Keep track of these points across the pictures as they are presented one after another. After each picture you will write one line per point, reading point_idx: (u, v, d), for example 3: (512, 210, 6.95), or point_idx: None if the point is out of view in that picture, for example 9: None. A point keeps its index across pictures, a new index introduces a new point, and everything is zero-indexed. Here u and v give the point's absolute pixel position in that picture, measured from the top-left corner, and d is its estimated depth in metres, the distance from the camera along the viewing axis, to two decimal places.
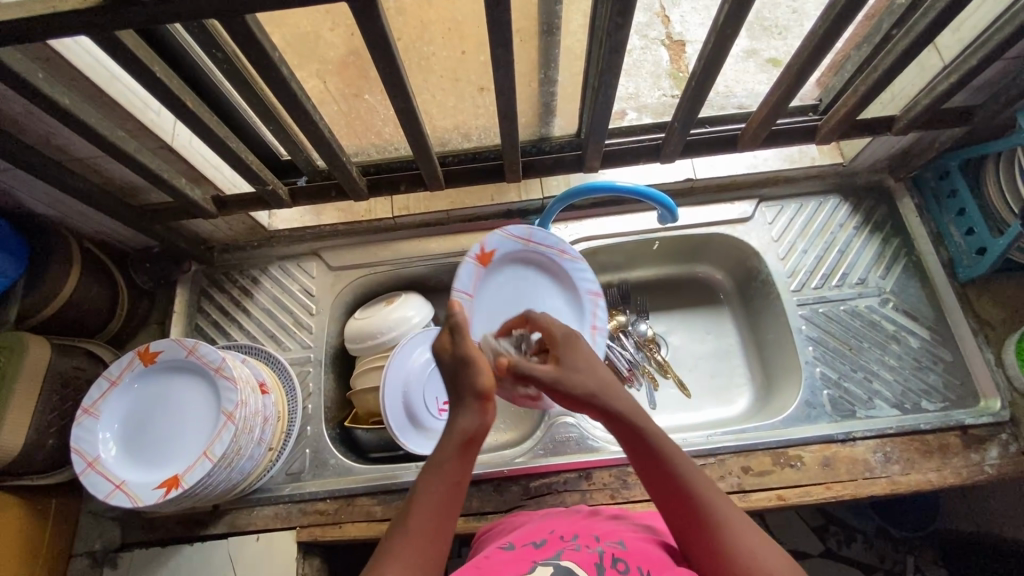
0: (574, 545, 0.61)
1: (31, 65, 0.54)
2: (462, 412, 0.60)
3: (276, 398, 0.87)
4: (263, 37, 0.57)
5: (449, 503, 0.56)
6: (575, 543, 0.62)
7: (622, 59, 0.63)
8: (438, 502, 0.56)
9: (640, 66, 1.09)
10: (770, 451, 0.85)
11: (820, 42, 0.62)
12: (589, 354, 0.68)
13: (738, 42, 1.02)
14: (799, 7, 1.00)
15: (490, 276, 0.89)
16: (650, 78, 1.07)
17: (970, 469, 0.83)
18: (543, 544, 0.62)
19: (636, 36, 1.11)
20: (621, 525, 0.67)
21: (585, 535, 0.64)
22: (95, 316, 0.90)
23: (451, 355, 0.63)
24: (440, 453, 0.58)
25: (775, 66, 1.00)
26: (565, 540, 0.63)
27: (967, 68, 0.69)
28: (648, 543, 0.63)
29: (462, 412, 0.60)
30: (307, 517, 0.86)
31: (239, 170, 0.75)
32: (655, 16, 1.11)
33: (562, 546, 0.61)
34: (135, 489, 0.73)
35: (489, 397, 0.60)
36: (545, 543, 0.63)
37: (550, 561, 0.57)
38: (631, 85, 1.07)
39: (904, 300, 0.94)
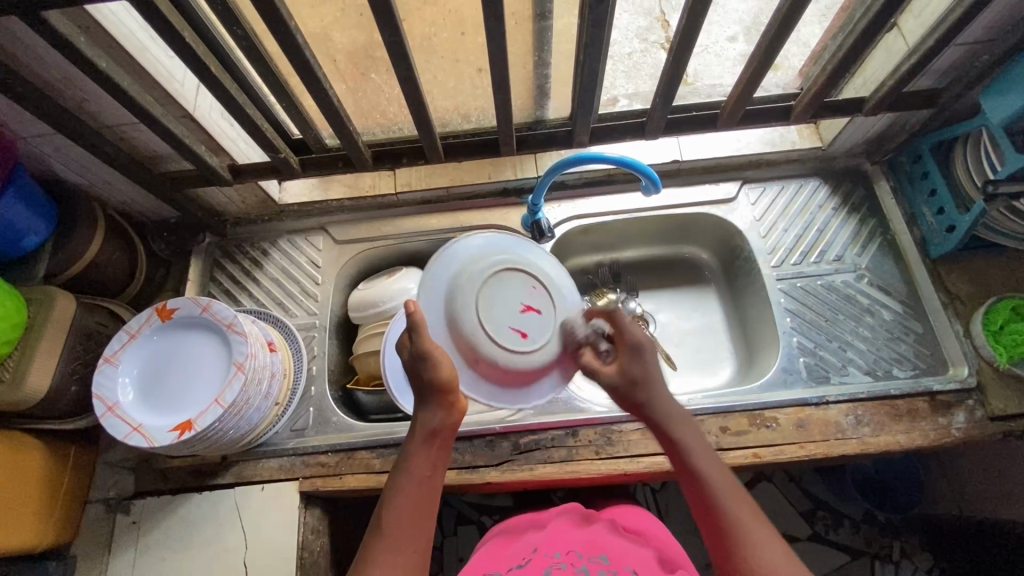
0: (561, 562, 0.74)
1: (75, 30, 0.61)
2: (430, 409, 0.66)
3: (283, 356, 0.92)
4: (283, 8, 0.63)
5: (430, 486, 0.65)
6: (561, 561, 0.74)
7: (604, 33, 0.69)
8: (413, 493, 0.64)
9: (640, 69, 1.15)
10: (747, 412, 0.90)
11: (785, 18, 0.68)
12: (655, 369, 0.71)
13: (737, 46, 1.09)
14: None
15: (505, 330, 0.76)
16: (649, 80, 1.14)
17: (938, 432, 0.87)
18: (534, 563, 0.75)
19: (636, 40, 1.15)
20: (604, 541, 0.79)
21: (567, 551, 0.76)
22: (115, 279, 0.96)
23: (409, 351, 0.65)
24: (413, 445, 0.66)
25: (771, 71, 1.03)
26: (551, 556, 0.75)
27: (926, 48, 0.75)
28: (625, 554, 0.76)
29: (427, 407, 0.67)
30: (310, 469, 0.91)
31: (255, 138, 0.82)
32: (655, 20, 1.15)
33: (551, 564, 0.73)
34: (150, 431, 0.79)
35: (448, 393, 0.65)
36: (535, 562, 0.75)
37: None
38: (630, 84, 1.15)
39: (879, 275, 0.99)
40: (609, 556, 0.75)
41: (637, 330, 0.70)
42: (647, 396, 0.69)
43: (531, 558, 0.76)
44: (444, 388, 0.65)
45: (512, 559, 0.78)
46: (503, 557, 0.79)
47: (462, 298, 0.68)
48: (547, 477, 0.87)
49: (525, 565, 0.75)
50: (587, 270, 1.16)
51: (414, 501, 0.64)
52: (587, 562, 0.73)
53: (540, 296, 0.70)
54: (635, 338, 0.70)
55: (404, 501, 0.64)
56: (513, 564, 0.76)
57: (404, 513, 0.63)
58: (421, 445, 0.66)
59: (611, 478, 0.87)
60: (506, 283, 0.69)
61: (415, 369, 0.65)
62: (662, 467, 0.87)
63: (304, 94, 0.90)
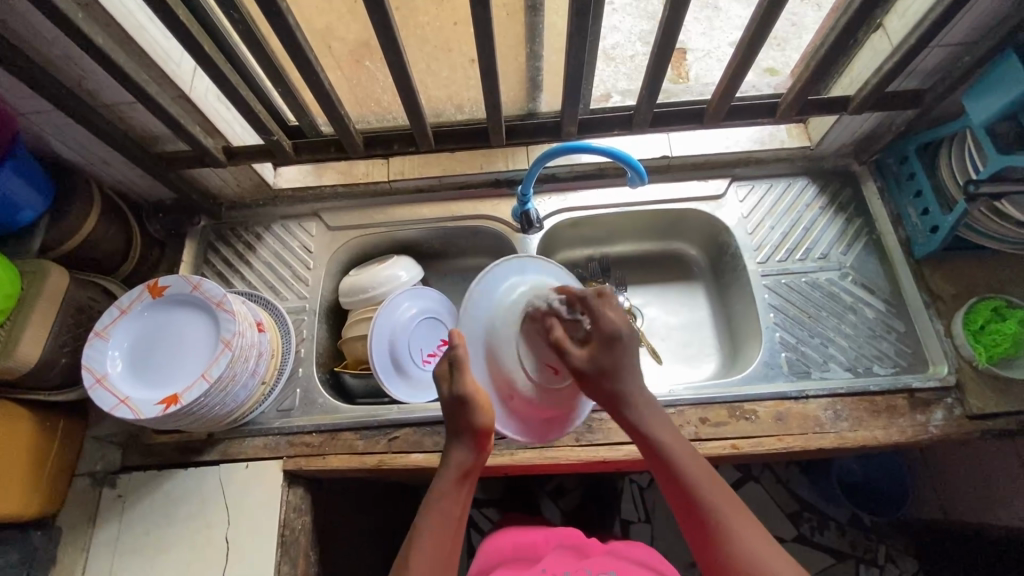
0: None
1: (72, 6, 0.63)
2: (462, 446, 0.69)
3: (271, 337, 0.94)
4: None
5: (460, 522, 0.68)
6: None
7: (589, 22, 0.70)
8: (442, 526, 0.66)
9: (638, 69, 1.17)
10: (727, 404, 0.90)
11: (766, 13, 0.70)
12: (631, 356, 0.70)
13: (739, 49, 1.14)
14: (798, 20, 1.11)
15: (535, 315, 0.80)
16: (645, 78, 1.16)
17: (915, 429, 0.88)
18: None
19: (639, 43, 1.19)
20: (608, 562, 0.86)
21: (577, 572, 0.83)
22: (110, 256, 0.98)
23: (449, 392, 0.70)
24: (442, 483, 0.69)
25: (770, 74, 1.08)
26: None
27: (908, 47, 0.76)
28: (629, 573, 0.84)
29: (458, 446, 0.70)
30: (294, 448, 0.93)
31: (249, 120, 0.84)
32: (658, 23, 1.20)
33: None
34: (137, 404, 0.80)
35: (484, 436, 0.69)
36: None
37: None
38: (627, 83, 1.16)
39: (863, 274, 1.00)
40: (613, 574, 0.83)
41: (615, 317, 0.71)
42: (614, 388, 0.69)
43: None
44: (479, 430, 0.68)
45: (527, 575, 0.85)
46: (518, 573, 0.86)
47: (497, 338, 0.73)
48: (526, 462, 0.88)
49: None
50: (577, 264, 1.17)
51: (447, 532, 0.67)
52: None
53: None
54: (612, 326, 0.70)
55: (437, 535, 0.66)
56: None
57: (436, 544, 0.66)
58: (452, 485, 0.69)
59: (590, 464, 0.88)
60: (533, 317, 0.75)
61: (455, 412, 0.69)
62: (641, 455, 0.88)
63: (300, 79, 0.92)
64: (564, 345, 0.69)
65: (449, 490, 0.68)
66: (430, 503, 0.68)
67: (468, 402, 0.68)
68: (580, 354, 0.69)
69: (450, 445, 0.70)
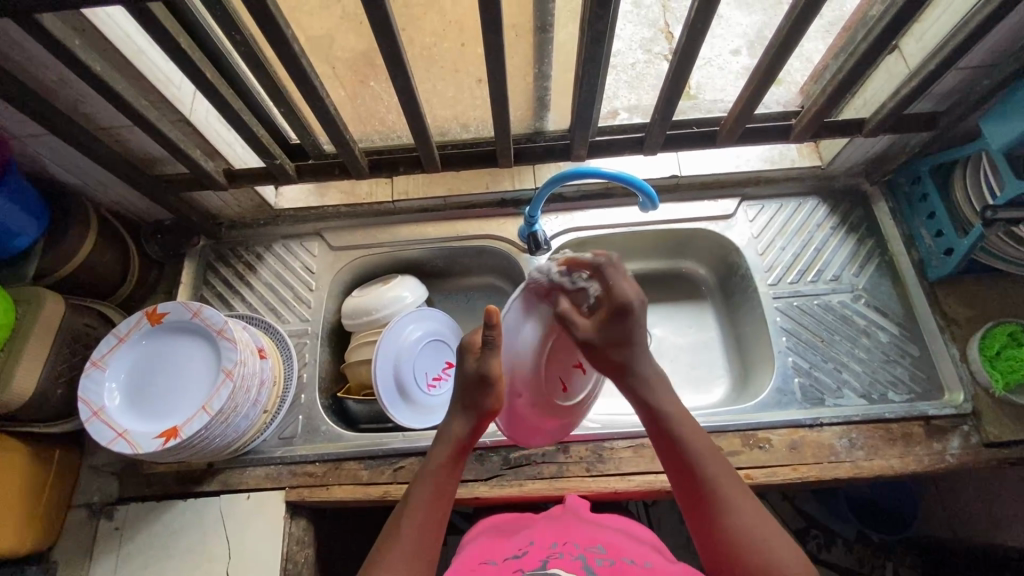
0: (557, 552, 0.69)
1: (68, 33, 0.60)
2: (460, 422, 0.73)
3: (273, 364, 0.91)
4: (279, 16, 0.61)
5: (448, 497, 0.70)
6: (558, 551, 0.69)
7: (604, 50, 0.67)
8: (431, 497, 0.68)
9: (642, 79, 1.15)
10: (740, 433, 0.89)
11: (785, 39, 0.68)
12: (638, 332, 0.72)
13: (741, 59, 1.12)
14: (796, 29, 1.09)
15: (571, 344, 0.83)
16: (651, 90, 1.14)
17: (932, 458, 0.86)
18: (533, 554, 0.69)
19: (640, 51, 1.18)
20: (600, 533, 0.74)
21: (564, 543, 0.71)
22: (108, 279, 0.96)
23: (476, 369, 0.72)
24: (437, 458, 0.71)
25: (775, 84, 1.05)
26: (547, 547, 0.71)
27: (928, 71, 0.74)
28: (621, 545, 0.72)
29: (455, 421, 0.73)
30: (297, 478, 0.90)
31: (250, 144, 0.81)
32: (659, 32, 1.19)
33: (547, 555, 0.68)
34: (135, 437, 0.78)
35: (488, 415, 0.73)
36: (533, 553, 0.70)
37: (538, 569, 0.65)
38: (634, 96, 1.14)
39: (876, 297, 0.99)
40: (605, 549, 0.70)
41: (625, 287, 0.72)
42: (624, 356, 0.72)
43: (530, 550, 0.71)
44: (486, 411, 0.72)
45: (511, 549, 0.73)
46: (500, 547, 0.74)
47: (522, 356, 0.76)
48: (536, 493, 0.86)
49: (523, 556, 0.70)
50: None
51: (437, 511, 0.68)
52: (582, 552, 0.69)
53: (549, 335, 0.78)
54: (623, 298, 0.71)
55: (426, 510, 0.67)
56: (510, 554, 0.71)
57: (421, 518, 0.67)
58: (445, 459, 0.71)
59: (600, 495, 0.86)
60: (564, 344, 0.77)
61: (472, 389, 0.72)
62: (654, 486, 0.86)
63: (302, 100, 0.90)
64: (569, 318, 0.73)
65: (442, 464, 0.70)
66: (426, 478, 0.70)
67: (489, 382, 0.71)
68: (587, 322, 0.72)
69: (450, 417, 0.74)
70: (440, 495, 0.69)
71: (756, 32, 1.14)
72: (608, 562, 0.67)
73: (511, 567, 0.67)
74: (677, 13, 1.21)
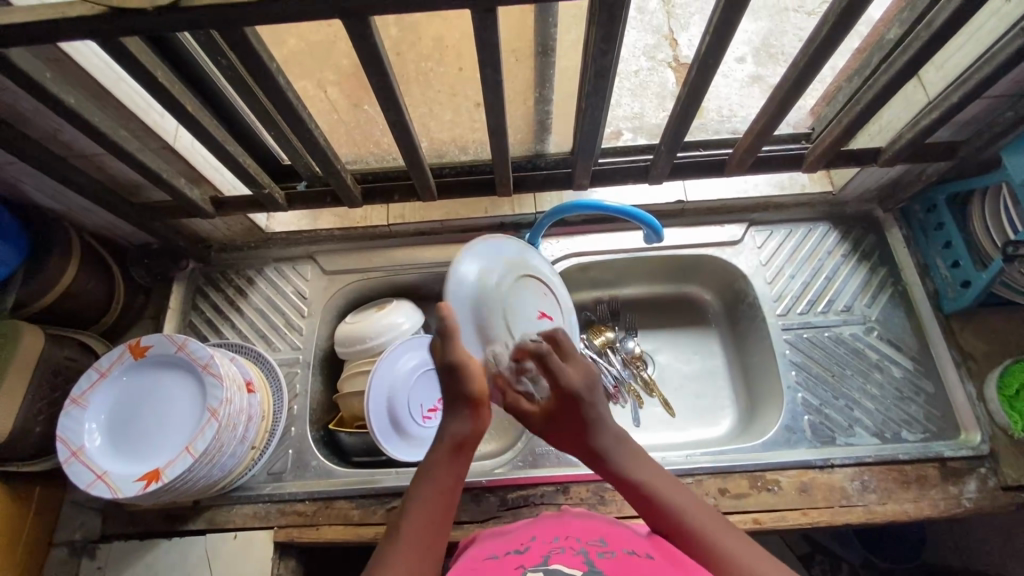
0: (558, 548, 0.59)
1: (39, 66, 0.56)
2: (456, 413, 0.65)
3: (262, 398, 0.87)
4: (263, 50, 0.57)
5: (449, 499, 0.60)
6: (559, 546, 0.60)
7: (609, 83, 0.63)
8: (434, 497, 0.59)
9: (645, 88, 1.12)
10: (747, 474, 0.85)
11: (802, 72, 0.64)
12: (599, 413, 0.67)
13: (745, 67, 1.09)
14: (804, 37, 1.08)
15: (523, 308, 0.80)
16: (654, 99, 1.10)
17: (948, 502, 0.83)
18: (533, 549, 0.59)
19: (644, 59, 1.14)
20: (604, 527, 0.64)
21: (565, 537, 0.62)
22: (91, 308, 0.92)
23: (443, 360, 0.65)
24: (434, 453, 0.63)
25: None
26: (548, 543, 0.61)
27: (950, 103, 0.71)
28: (630, 539, 0.61)
29: (454, 416, 0.65)
30: (285, 518, 0.87)
31: (237, 173, 0.78)
32: (663, 38, 1.15)
33: (549, 550, 0.58)
34: (115, 481, 0.75)
35: (480, 402, 0.65)
36: (534, 548, 0.60)
37: (539, 566, 0.55)
38: (636, 105, 1.10)
39: (890, 329, 0.95)
40: (608, 542, 0.60)
41: (571, 374, 0.68)
42: (593, 441, 0.66)
43: (531, 545, 0.61)
44: (470, 396, 0.64)
45: (508, 546, 0.63)
46: (497, 545, 0.64)
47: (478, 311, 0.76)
48: None
49: (523, 551, 0.60)
50: (584, 306, 1.11)
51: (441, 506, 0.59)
52: (585, 545, 0.59)
53: (550, 304, 0.86)
54: (568, 382, 0.68)
55: (433, 503, 0.59)
56: (510, 549, 0.62)
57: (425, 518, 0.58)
58: (445, 456, 0.63)
59: None
60: (524, 296, 0.82)
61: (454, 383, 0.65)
62: None
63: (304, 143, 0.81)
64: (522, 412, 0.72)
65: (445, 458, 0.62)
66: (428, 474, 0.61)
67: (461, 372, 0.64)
68: (537, 414, 0.71)
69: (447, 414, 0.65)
70: (442, 492, 0.60)
71: (762, 39, 1.10)
72: (611, 556, 0.56)
73: (508, 563, 0.57)
74: (682, 19, 1.16)
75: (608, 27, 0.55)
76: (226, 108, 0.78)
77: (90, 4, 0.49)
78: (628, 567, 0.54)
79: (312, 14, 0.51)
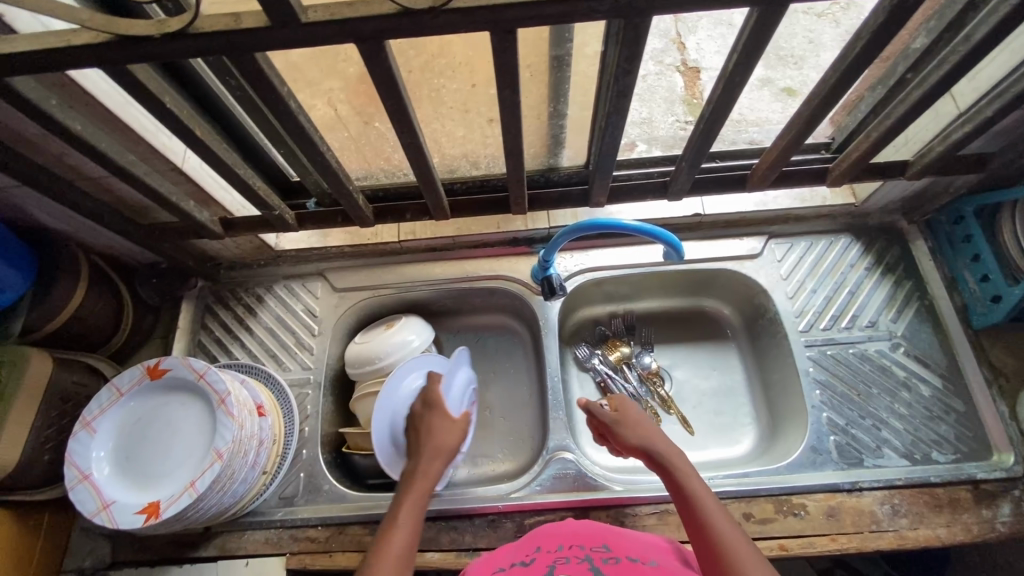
0: (564, 556, 0.60)
1: (45, 93, 0.55)
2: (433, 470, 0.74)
3: (273, 421, 0.85)
4: (274, 74, 0.56)
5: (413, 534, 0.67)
6: (565, 555, 0.60)
7: (629, 102, 0.61)
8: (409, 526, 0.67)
9: (653, 92, 1.10)
10: (773, 498, 0.83)
11: (832, 88, 0.62)
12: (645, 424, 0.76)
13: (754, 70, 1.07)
14: (815, 38, 1.06)
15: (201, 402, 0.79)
16: (663, 104, 1.08)
17: (981, 526, 0.80)
18: (538, 560, 0.60)
19: (651, 62, 1.12)
20: (604, 531, 0.65)
21: (569, 544, 0.63)
22: (100, 330, 0.91)
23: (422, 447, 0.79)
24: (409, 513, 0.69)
25: (789, 95, 1.04)
26: (553, 551, 0.62)
27: (983, 117, 0.68)
28: (630, 544, 0.63)
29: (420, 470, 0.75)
30: (299, 544, 0.85)
31: (248, 196, 0.76)
32: (671, 42, 1.13)
33: (555, 561, 0.59)
34: (117, 512, 0.73)
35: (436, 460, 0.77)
36: (539, 558, 0.60)
37: None
38: (645, 111, 1.08)
39: (916, 345, 0.92)
40: (612, 547, 0.62)
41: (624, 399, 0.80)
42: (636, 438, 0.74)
43: (536, 555, 0.61)
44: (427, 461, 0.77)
45: (513, 554, 0.63)
46: (501, 553, 0.64)
47: (199, 415, 0.79)
48: None
49: (529, 563, 0.60)
50: (599, 320, 1.08)
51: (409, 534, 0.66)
52: (589, 552, 0.60)
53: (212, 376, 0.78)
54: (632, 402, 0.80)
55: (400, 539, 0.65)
56: (516, 559, 0.61)
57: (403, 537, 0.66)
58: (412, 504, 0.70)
59: None
60: (247, 391, 0.82)
61: (426, 420, 0.83)
62: None
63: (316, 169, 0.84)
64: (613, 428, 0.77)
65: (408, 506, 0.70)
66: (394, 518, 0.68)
67: (438, 408, 0.84)
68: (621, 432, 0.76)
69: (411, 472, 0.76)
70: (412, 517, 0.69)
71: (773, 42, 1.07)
72: (616, 561, 0.58)
73: None
74: (690, 21, 1.13)
75: (631, 47, 0.53)
76: (236, 128, 0.77)
77: (97, 32, 0.47)
78: None
79: (327, 39, 0.49)
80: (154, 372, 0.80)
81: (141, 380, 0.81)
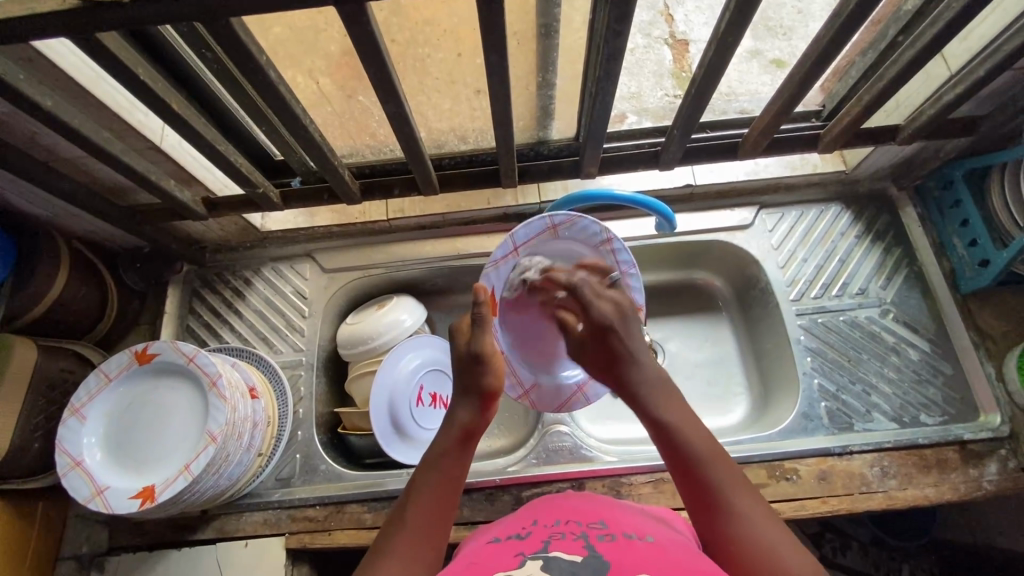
0: (559, 531, 0.57)
1: (11, 66, 0.53)
2: (467, 408, 0.63)
3: (266, 403, 0.84)
4: (252, 42, 0.53)
5: (447, 502, 0.57)
6: (560, 530, 0.58)
7: (620, 67, 0.59)
8: (443, 481, 0.58)
9: (641, 66, 1.08)
10: (767, 464, 0.84)
11: (823, 51, 0.61)
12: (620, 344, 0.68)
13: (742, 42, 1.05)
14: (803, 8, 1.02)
15: (192, 387, 0.78)
16: (651, 78, 1.06)
17: (968, 485, 0.82)
18: (533, 533, 0.58)
19: (639, 35, 1.10)
20: (603, 509, 0.62)
21: (567, 521, 0.60)
22: (84, 317, 0.89)
23: (466, 349, 0.66)
24: (440, 444, 0.61)
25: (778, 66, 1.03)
26: (550, 526, 0.59)
27: (975, 77, 0.68)
28: (631, 522, 0.59)
29: (461, 407, 0.63)
30: (298, 524, 0.86)
31: (230, 174, 0.74)
32: (658, 14, 1.10)
33: (549, 536, 0.56)
34: (110, 497, 0.73)
35: (492, 396, 0.65)
36: (534, 532, 0.58)
37: (538, 553, 0.53)
38: (633, 85, 1.06)
39: (905, 311, 0.93)
40: (608, 524, 0.58)
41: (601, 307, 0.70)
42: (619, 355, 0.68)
43: (532, 529, 0.59)
44: (489, 390, 0.64)
45: (511, 527, 0.61)
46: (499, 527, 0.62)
47: (190, 399, 0.78)
48: None
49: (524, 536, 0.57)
50: None
51: (435, 511, 0.56)
52: (584, 529, 0.57)
53: (201, 360, 0.77)
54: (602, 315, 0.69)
55: (425, 509, 0.56)
56: (511, 532, 0.60)
57: (431, 505, 0.57)
58: (453, 446, 0.61)
59: None
60: (236, 373, 0.80)
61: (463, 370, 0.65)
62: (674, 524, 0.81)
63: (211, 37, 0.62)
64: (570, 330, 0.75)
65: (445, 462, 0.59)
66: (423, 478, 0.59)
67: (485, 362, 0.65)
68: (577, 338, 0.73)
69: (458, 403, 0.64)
70: (442, 480, 0.58)
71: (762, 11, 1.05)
72: (611, 539, 0.55)
73: (509, 547, 0.55)
74: None
75: (621, 8, 0.51)
76: (215, 105, 0.74)
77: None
78: (628, 551, 0.52)
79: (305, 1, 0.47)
80: (143, 356, 0.79)
81: (130, 364, 0.79)
